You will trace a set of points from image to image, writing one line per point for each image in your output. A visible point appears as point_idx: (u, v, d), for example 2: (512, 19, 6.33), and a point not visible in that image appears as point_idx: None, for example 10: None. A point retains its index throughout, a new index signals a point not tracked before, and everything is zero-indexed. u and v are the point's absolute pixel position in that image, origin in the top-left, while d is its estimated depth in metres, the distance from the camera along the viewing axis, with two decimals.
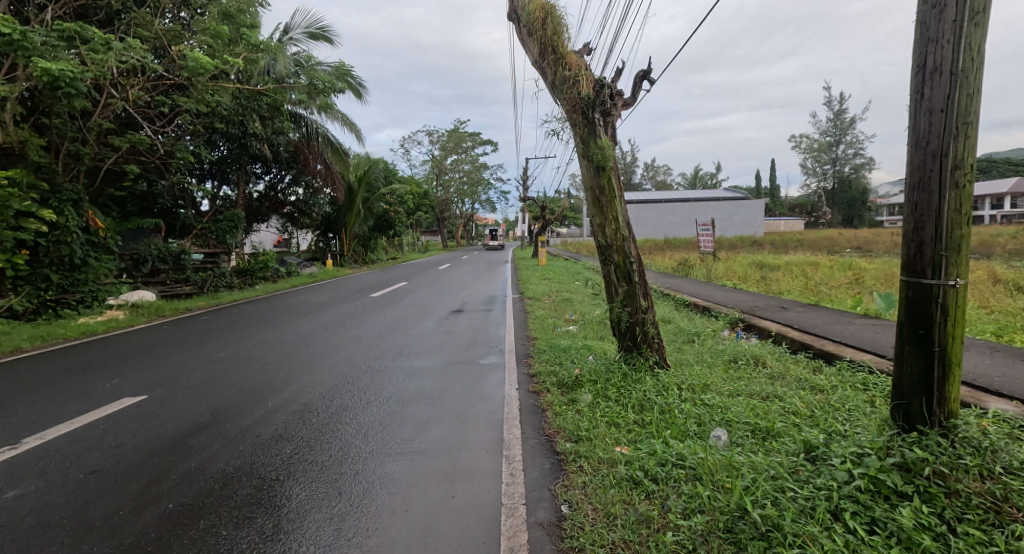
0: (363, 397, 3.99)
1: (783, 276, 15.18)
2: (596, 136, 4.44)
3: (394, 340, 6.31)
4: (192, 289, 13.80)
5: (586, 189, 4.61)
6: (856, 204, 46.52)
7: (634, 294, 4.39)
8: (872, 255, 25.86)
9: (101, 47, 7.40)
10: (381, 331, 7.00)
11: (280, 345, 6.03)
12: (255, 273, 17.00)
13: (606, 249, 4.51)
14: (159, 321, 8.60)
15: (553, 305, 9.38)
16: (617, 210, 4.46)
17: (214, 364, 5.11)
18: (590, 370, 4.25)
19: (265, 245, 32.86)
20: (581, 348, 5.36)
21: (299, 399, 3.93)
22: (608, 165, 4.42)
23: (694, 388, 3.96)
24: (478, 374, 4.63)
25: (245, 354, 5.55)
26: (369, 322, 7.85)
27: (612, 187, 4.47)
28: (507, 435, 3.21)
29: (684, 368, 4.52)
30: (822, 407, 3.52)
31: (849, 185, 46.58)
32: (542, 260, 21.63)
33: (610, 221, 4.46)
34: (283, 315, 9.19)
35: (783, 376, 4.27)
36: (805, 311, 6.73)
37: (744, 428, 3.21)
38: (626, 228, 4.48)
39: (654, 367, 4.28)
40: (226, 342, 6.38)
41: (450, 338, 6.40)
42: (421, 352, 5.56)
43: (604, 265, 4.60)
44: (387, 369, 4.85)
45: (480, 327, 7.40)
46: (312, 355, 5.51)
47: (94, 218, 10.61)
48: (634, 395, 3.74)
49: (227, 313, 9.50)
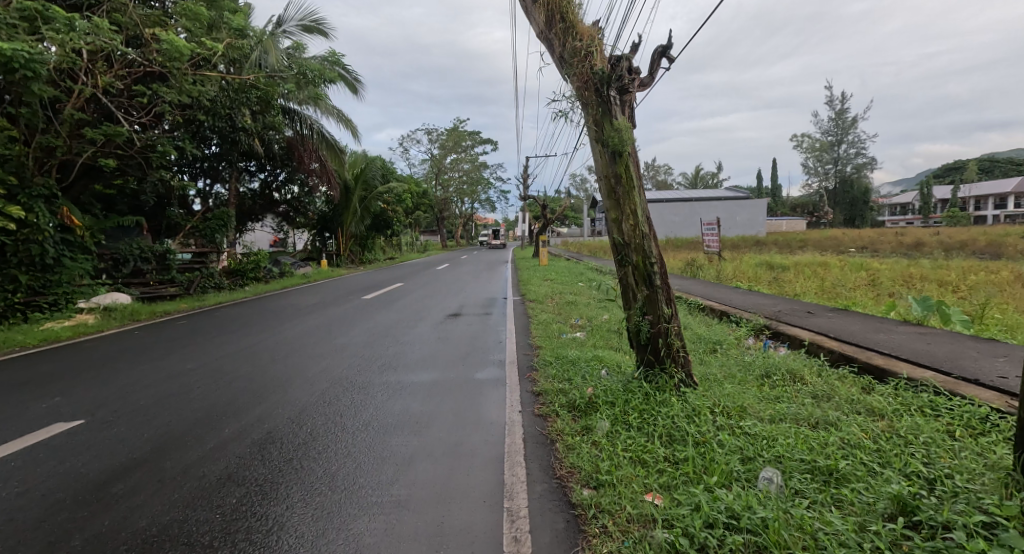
0: (340, 422, 3.40)
1: (795, 277, 14.53)
2: (612, 117, 3.87)
3: (383, 349, 5.71)
4: (177, 290, 13.17)
5: (598, 179, 4.03)
6: (859, 204, 45.90)
7: (655, 300, 3.80)
8: (881, 256, 25.21)
9: (63, 29, 6.82)
10: (370, 338, 6.42)
11: (255, 355, 5.42)
12: (246, 273, 16.43)
13: (623, 248, 3.92)
14: (132, 325, 7.97)
15: (557, 309, 8.77)
16: (636, 203, 3.86)
17: (175, 378, 4.50)
18: (606, 390, 3.64)
19: (262, 245, 32.29)
20: (591, 360, 4.74)
21: (262, 425, 3.32)
22: (625, 150, 3.83)
23: (730, 412, 3.34)
24: (474, 393, 4.02)
25: (215, 366, 4.94)
26: (359, 327, 7.26)
27: (630, 176, 3.87)
28: (508, 479, 2.61)
29: (713, 386, 3.90)
30: (890, 438, 2.90)
31: (852, 185, 46.03)
32: (543, 261, 21.02)
33: (627, 216, 3.86)
34: (269, 318, 8.57)
35: (830, 396, 3.65)
36: (835, 316, 6.13)
37: (802, 470, 2.61)
38: (645, 224, 3.89)
39: (679, 386, 3.66)
40: (197, 351, 5.77)
41: (445, 347, 5.80)
42: (411, 365, 4.95)
43: (619, 267, 3.99)
44: (370, 386, 4.24)
45: (479, 333, 6.79)
46: (290, 367, 4.92)
47: (70, 215, 9.99)
48: (661, 422, 3.13)
49: (209, 317, 8.89)
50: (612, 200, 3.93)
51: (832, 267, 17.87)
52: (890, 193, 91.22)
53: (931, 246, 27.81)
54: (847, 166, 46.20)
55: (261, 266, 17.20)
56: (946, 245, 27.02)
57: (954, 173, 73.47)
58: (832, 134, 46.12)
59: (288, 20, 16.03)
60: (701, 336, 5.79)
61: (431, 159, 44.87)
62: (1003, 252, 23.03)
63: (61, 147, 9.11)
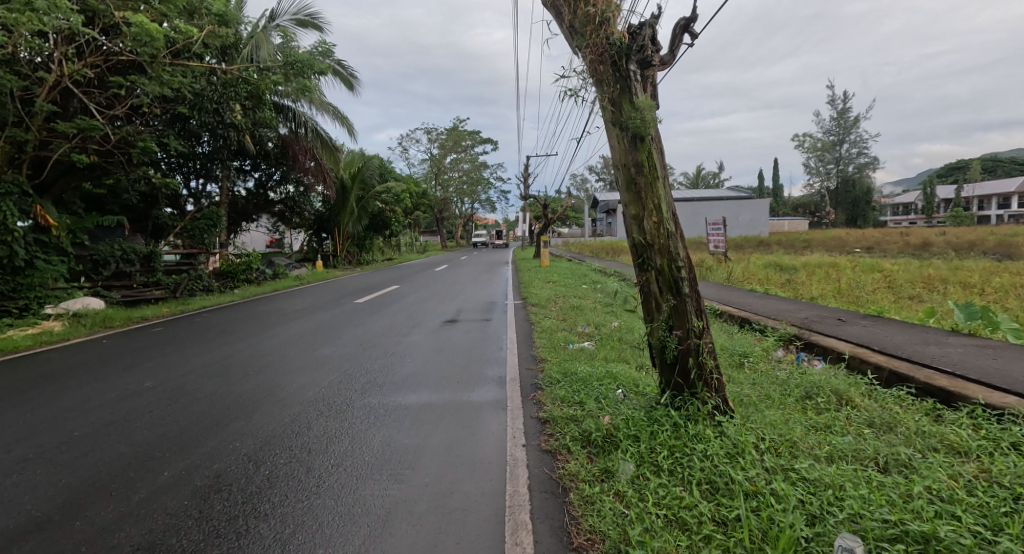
0: (305, 461, 2.82)
1: (808, 279, 13.93)
2: (632, 95, 3.30)
3: (371, 362, 5.12)
4: (163, 293, 12.58)
5: (615, 170, 3.46)
6: (861, 203, 45.39)
7: (684, 311, 3.23)
8: (889, 256, 24.61)
9: (20, 8, 6.23)
10: (359, 348, 5.84)
11: (226, 370, 4.84)
12: (237, 275, 15.90)
13: (644, 249, 3.35)
14: (102, 333, 7.34)
15: (561, 314, 8.15)
16: (660, 197, 3.30)
17: (126, 400, 3.91)
18: (627, 419, 3.07)
19: (257, 246, 31.65)
20: (604, 379, 4.14)
21: (210, 466, 2.74)
22: (648, 134, 3.26)
23: (779, 449, 2.75)
24: (470, 422, 3.43)
25: (176, 384, 4.36)
26: (348, 335, 6.69)
27: (653, 165, 3.29)
28: (511, 548, 2.05)
29: (752, 412, 3.31)
30: (990, 488, 2.31)
31: (855, 185, 45.54)
32: (544, 261, 20.43)
33: (649, 212, 3.30)
34: (255, 325, 7.98)
35: (895, 428, 3.05)
36: (871, 324, 5.52)
37: (887, 536, 2.03)
38: (670, 223, 3.32)
39: (714, 415, 3.08)
40: (163, 364, 5.17)
41: (440, 360, 5.23)
42: (400, 383, 4.36)
43: (640, 272, 3.42)
44: (350, 410, 3.67)
45: (477, 342, 6.21)
46: (263, 384, 4.35)
47: (44, 214, 9.48)
48: (696, 464, 2.56)
49: (188, 323, 8.27)
50: (632, 194, 3.36)
51: (843, 267, 17.27)
52: (892, 193, 90.49)
53: (940, 246, 27.22)
54: (850, 166, 45.71)
55: (253, 268, 16.62)
56: (955, 245, 26.45)
57: (956, 172, 72.98)
58: (836, 134, 45.57)
59: (281, 13, 15.37)
60: (723, 348, 5.20)
61: (431, 158, 44.25)
62: (1014, 252, 22.43)
63: (32, 141, 8.47)
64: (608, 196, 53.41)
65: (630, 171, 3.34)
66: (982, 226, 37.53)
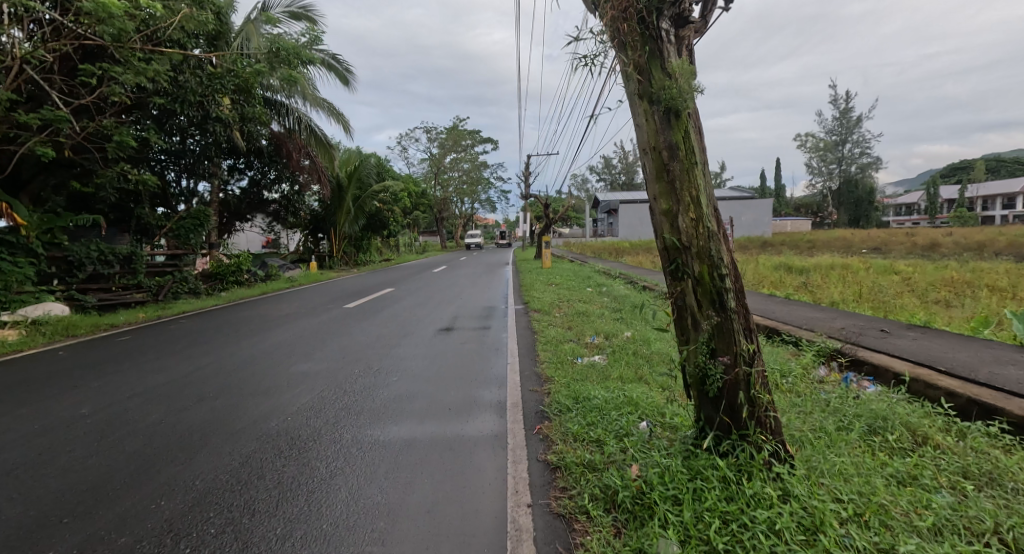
0: (243, 532, 2.16)
1: (823, 281, 13.27)
2: (664, 60, 2.63)
3: (351, 381, 4.47)
4: (144, 296, 12.00)
5: (640, 155, 2.79)
6: (864, 203, 44.76)
7: (730, 331, 2.57)
8: (899, 257, 23.94)
9: None
10: (341, 363, 5.20)
11: (181, 391, 4.17)
12: (226, 277, 15.30)
13: (678, 253, 2.69)
14: (62, 342, 6.67)
15: (565, 322, 7.47)
16: (699, 188, 2.64)
17: (44, 435, 3.22)
18: (662, 471, 2.41)
19: (252, 247, 30.94)
20: (623, 407, 3.47)
21: (113, 543, 2.09)
22: (684, 108, 2.60)
23: (866, 517, 2.10)
24: (461, 469, 2.79)
25: (118, 409, 3.71)
26: (331, 346, 6.03)
27: (690, 148, 2.63)
28: None
29: (814, 453, 2.65)
30: None
31: (857, 186, 44.94)
32: (545, 262, 19.75)
33: (685, 207, 2.65)
34: (233, 332, 7.30)
35: (1003, 483, 2.40)
36: (921, 336, 4.84)
37: None
38: (711, 220, 2.67)
39: (771, 465, 2.42)
40: (113, 382, 4.52)
41: (431, 378, 4.59)
42: (381, 410, 3.71)
43: (672, 282, 2.77)
44: (315, 450, 3.02)
45: (474, 355, 5.54)
46: (219, 411, 3.69)
47: (14, 214, 9.33)
48: (762, 544, 1.92)
49: (160, 331, 7.57)
50: (663, 182, 2.69)
51: (857, 270, 16.58)
52: (895, 193, 89.88)
53: (948, 246, 26.62)
54: (851, 166, 45.23)
55: (243, 270, 15.97)
56: (965, 245, 25.81)
57: (960, 173, 72.31)
58: (840, 134, 44.96)
59: (273, 4, 14.67)
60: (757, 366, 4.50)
61: (431, 158, 43.55)
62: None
63: None
64: (609, 196, 52.79)
65: (659, 156, 2.68)
66: (989, 227, 36.94)
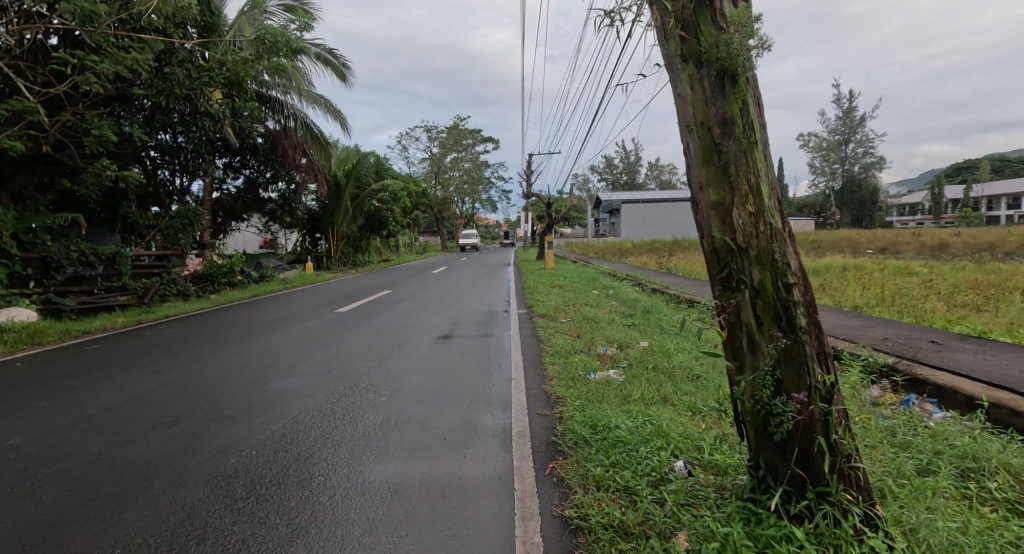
0: None
1: (841, 283, 12.63)
2: (715, 12, 2.06)
3: (333, 402, 3.91)
4: (128, 299, 11.48)
5: (682, 134, 2.22)
6: (868, 203, 44.12)
7: (802, 357, 2.00)
8: (910, 258, 23.23)
9: None
10: (325, 378, 4.64)
11: (136, 415, 3.60)
12: (217, 279, 14.77)
13: (731, 257, 2.13)
14: (23, 351, 6.12)
15: (573, 329, 6.89)
16: (760, 174, 2.08)
17: None
18: (720, 546, 1.90)
19: (250, 247, 30.44)
20: (652, 439, 2.91)
21: None
22: (741, 71, 2.02)
23: None
24: (456, 527, 2.22)
25: (54, 439, 3.15)
26: (316, 358, 5.45)
27: (749, 123, 2.06)
28: None
29: (908, 512, 2.09)
30: None
31: (861, 185, 44.34)
32: (548, 263, 19.16)
33: (741, 198, 2.08)
34: (213, 340, 6.72)
35: None
36: (982, 349, 4.25)
37: None
38: (774, 215, 2.10)
39: (863, 535, 1.86)
40: (61, 402, 3.96)
41: (425, 398, 4.02)
42: (364, 442, 3.13)
43: (722, 294, 2.21)
44: (277, 499, 2.45)
45: (475, 369, 4.97)
46: (172, 442, 3.11)
47: None
48: None
49: (135, 338, 7.00)
50: (713, 164, 2.12)
51: (873, 271, 15.98)
52: (900, 192, 89.13)
53: (958, 247, 25.95)
54: (854, 166, 44.63)
55: (236, 271, 15.46)
56: (975, 246, 25.10)
57: (965, 172, 71.51)
58: (844, 133, 44.36)
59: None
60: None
61: (431, 157, 42.96)
62: None
63: None
64: (612, 197, 52.23)
65: (708, 133, 2.11)
66: (996, 227, 36.35)
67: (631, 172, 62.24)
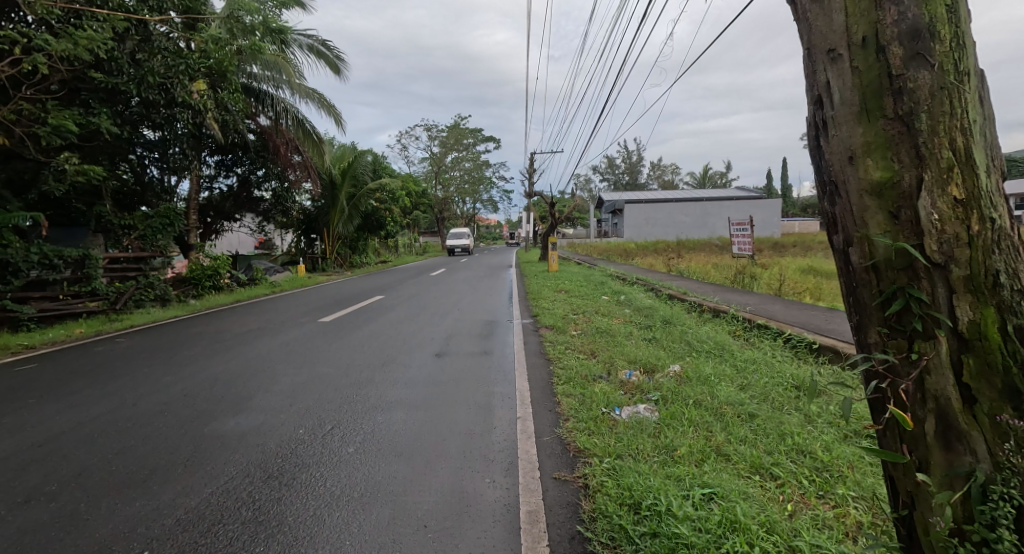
0: None
1: None
2: None
3: (284, 457, 3.00)
4: (99, 305, 10.63)
5: (816, 66, 1.32)
6: None
7: None
8: None
9: None
10: (283, 415, 3.72)
11: (10, 481, 2.69)
12: (201, 283, 13.88)
13: (913, 278, 1.20)
14: None
15: (586, 345, 5.97)
16: (973, 130, 1.17)
17: None
18: None
19: (245, 248, 29.56)
20: (728, 539, 2.05)
21: None
22: None
23: None
24: None
25: None
26: (281, 385, 4.52)
27: (956, 38, 1.15)
28: None
29: None
30: None
31: None
32: (552, 265, 18.25)
33: (939, 174, 1.17)
34: (169, 357, 5.79)
35: None
36: None
37: None
38: (995, 207, 1.18)
39: None
40: None
41: (405, 450, 3.11)
42: (310, 535, 2.23)
43: (887, 343, 1.27)
44: None
45: (472, 400, 4.05)
46: (37, 534, 2.22)
47: None
48: None
49: (83, 355, 6.11)
50: (882, 108, 1.20)
51: None
52: None
53: None
54: None
55: (222, 274, 14.50)
56: None
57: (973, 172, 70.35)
58: None
59: None
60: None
61: (430, 157, 42.00)
62: None
63: None
64: (615, 196, 51.31)
65: (877, 53, 1.20)
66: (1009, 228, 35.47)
67: (633, 173, 61.36)
